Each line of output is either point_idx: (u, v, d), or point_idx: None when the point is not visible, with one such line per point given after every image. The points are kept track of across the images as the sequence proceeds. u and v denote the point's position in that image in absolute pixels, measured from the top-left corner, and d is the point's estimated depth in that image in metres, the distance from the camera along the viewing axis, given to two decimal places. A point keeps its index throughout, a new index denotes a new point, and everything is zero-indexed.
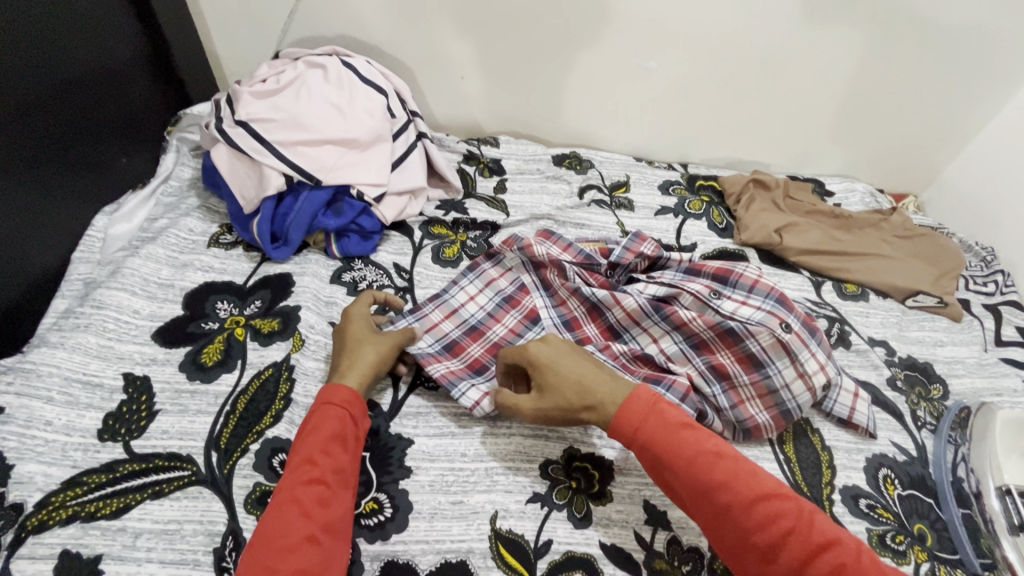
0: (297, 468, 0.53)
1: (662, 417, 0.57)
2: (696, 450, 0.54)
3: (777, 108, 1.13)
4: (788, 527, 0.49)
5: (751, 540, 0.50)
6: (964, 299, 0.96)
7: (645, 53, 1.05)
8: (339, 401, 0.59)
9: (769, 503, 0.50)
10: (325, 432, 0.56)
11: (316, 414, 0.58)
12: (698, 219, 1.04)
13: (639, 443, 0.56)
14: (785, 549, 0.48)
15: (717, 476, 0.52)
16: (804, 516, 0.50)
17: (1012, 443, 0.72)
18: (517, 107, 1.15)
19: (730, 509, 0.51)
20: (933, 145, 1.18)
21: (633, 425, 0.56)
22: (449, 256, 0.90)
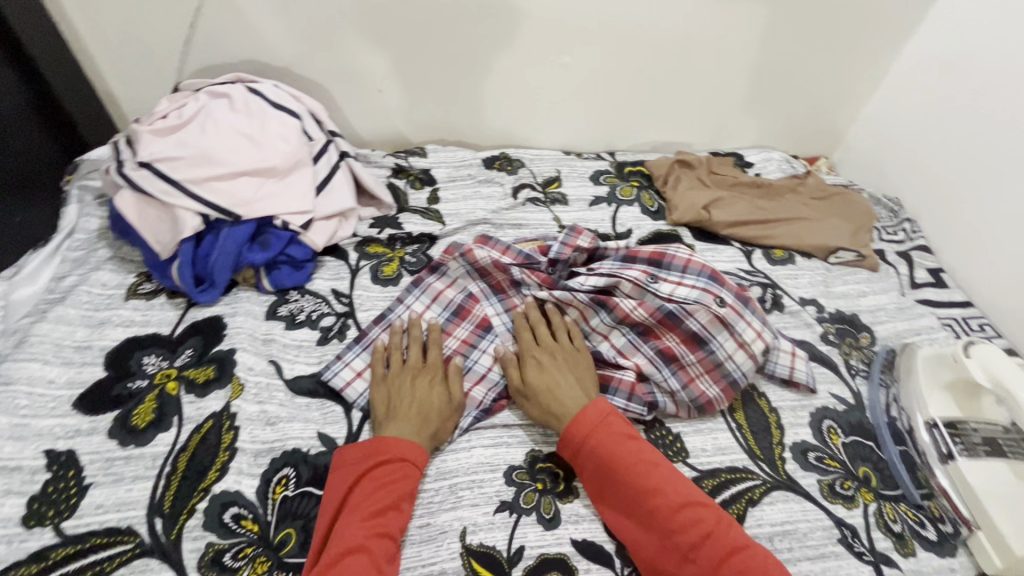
0: (369, 521, 0.55)
1: (610, 428, 0.63)
2: (635, 460, 0.60)
3: (692, 89, 1.17)
4: (707, 531, 0.54)
5: (673, 542, 0.55)
6: (880, 249, 1.03)
7: (558, 49, 1.06)
8: (415, 459, 0.61)
9: (692, 511, 0.56)
10: (400, 489, 0.58)
11: (388, 465, 0.60)
12: (630, 205, 1.06)
13: (586, 450, 0.62)
14: (704, 549, 0.53)
15: (652, 483, 0.58)
16: (721, 524, 0.55)
17: (934, 377, 0.74)
18: (440, 114, 1.14)
19: (659, 513, 0.56)
20: (837, 107, 1.25)
21: (583, 432, 0.62)
22: (388, 274, 0.88)
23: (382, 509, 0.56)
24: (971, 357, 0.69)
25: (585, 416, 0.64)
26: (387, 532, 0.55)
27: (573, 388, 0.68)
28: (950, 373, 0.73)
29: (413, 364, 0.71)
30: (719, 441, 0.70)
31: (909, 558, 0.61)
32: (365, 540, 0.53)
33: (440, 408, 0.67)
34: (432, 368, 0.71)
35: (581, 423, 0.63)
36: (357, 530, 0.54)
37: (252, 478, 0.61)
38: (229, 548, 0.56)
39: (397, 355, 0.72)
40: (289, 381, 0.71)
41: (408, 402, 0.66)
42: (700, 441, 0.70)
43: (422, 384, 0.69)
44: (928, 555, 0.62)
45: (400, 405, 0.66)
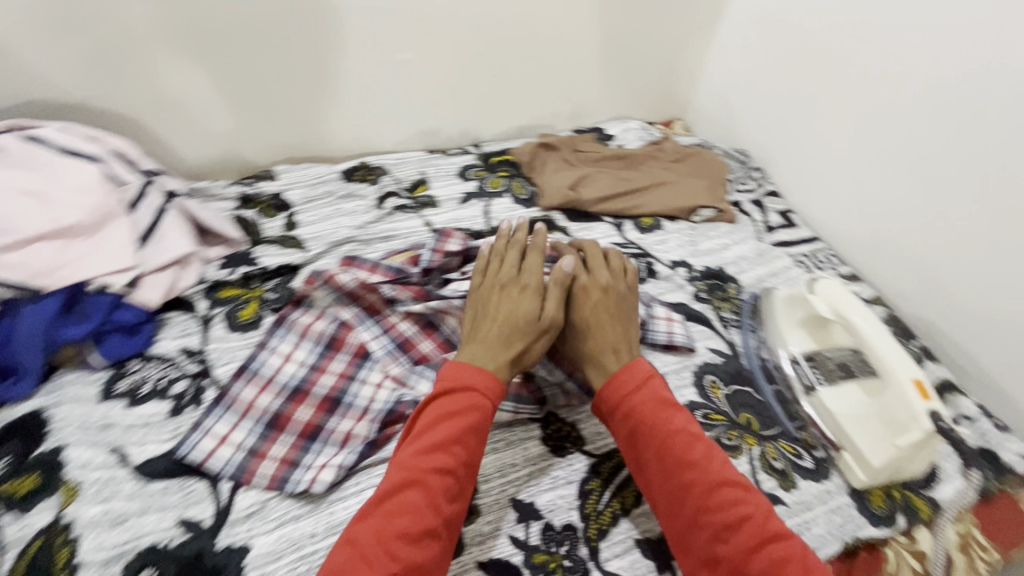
0: (426, 455, 0.54)
1: (650, 394, 0.60)
2: (676, 429, 0.57)
3: (541, 71, 1.18)
4: (746, 514, 0.52)
5: (704, 520, 0.53)
6: (736, 200, 1.09)
7: (394, 45, 1.01)
8: (486, 390, 0.59)
9: (731, 491, 0.54)
10: (466, 421, 0.56)
11: (461, 393, 0.58)
12: (501, 196, 1.04)
13: (625, 412, 0.60)
14: (741, 533, 0.51)
15: (694, 455, 0.56)
16: (762, 509, 0.53)
17: (790, 318, 0.79)
18: (283, 131, 1.06)
19: (695, 489, 0.54)
20: (680, 71, 1.31)
21: (622, 393, 0.61)
22: (246, 318, 0.79)
23: (459, 439, 0.55)
24: (814, 295, 0.75)
25: (627, 374, 0.62)
26: (445, 469, 0.54)
27: (609, 323, 0.68)
28: (803, 310, 0.78)
29: (511, 278, 0.70)
30: None
31: (792, 491, 0.66)
32: (420, 482, 0.53)
33: (528, 329, 0.65)
34: (523, 284, 0.69)
35: (625, 377, 0.62)
36: (413, 466, 0.54)
37: None
38: None
39: (495, 265, 0.72)
40: (137, 467, 0.62)
41: (507, 314, 0.66)
42: (594, 425, 0.70)
43: (512, 300, 0.67)
44: (808, 483, 0.67)
45: (507, 323, 0.65)
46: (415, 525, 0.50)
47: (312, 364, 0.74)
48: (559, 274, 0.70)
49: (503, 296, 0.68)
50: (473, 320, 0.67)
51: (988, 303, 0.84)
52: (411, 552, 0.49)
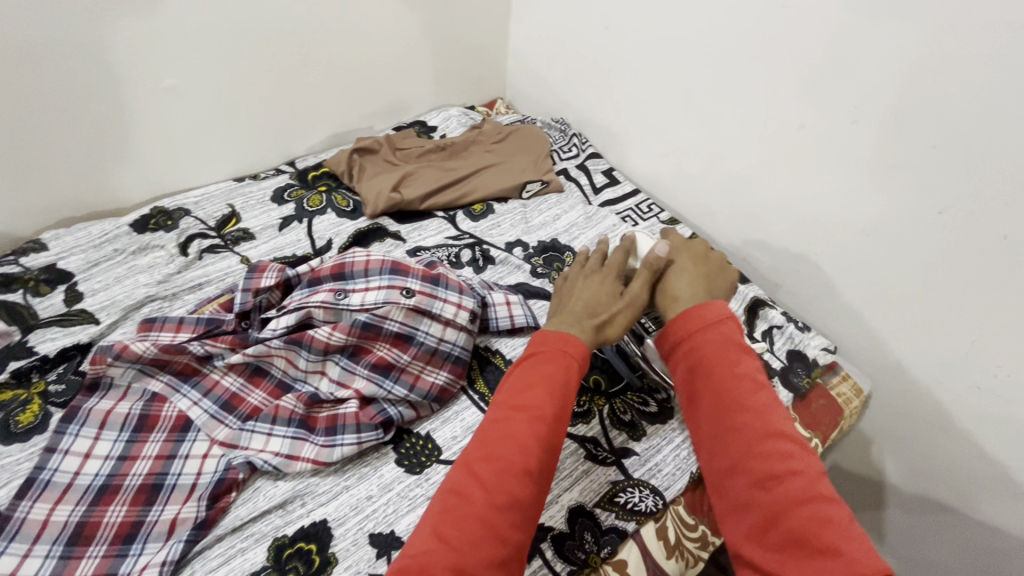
0: (514, 405, 0.49)
1: (722, 333, 0.53)
2: (740, 371, 0.50)
3: (340, 73, 1.10)
4: (794, 469, 0.45)
5: (750, 463, 0.46)
6: (561, 169, 1.12)
7: (153, 73, 0.89)
8: (572, 351, 0.52)
9: (785, 444, 0.46)
10: (555, 375, 0.50)
11: (543, 352, 0.52)
12: (323, 214, 0.98)
13: (690, 348, 0.53)
14: (786, 484, 0.44)
15: (755, 401, 0.48)
16: (811, 470, 0.45)
17: None
18: (43, 192, 0.90)
19: (747, 433, 0.47)
20: (488, 49, 1.30)
21: (687, 330, 0.53)
22: (26, 422, 0.67)
23: (550, 388, 0.49)
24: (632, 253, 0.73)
25: (700, 310, 0.54)
26: (545, 413, 0.48)
27: (689, 276, 0.61)
28: None
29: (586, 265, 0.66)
30: (466, 420, 0.70)
31: (641, 439, 0.69)
32: (514, 426, 0.47)
33: (608, 298, 0.60)
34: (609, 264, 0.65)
35: (690, 318, 0.54)
36: (504, 414, 0.48)
37: None
38: None
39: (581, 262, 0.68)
40: None
41: (595, 288, 0.61)
42: (449, 431, 0.69)
43: (588, 278, 0.62)
44: (654, 427, 0.71)
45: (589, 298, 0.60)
46: (512, 471, 0.45)
47: (119, 455, 0.64)
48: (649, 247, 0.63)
49: (578, 275, 0.64)
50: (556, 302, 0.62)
51: (778, 221, 0.91)
52: (510, 496, 0.44)
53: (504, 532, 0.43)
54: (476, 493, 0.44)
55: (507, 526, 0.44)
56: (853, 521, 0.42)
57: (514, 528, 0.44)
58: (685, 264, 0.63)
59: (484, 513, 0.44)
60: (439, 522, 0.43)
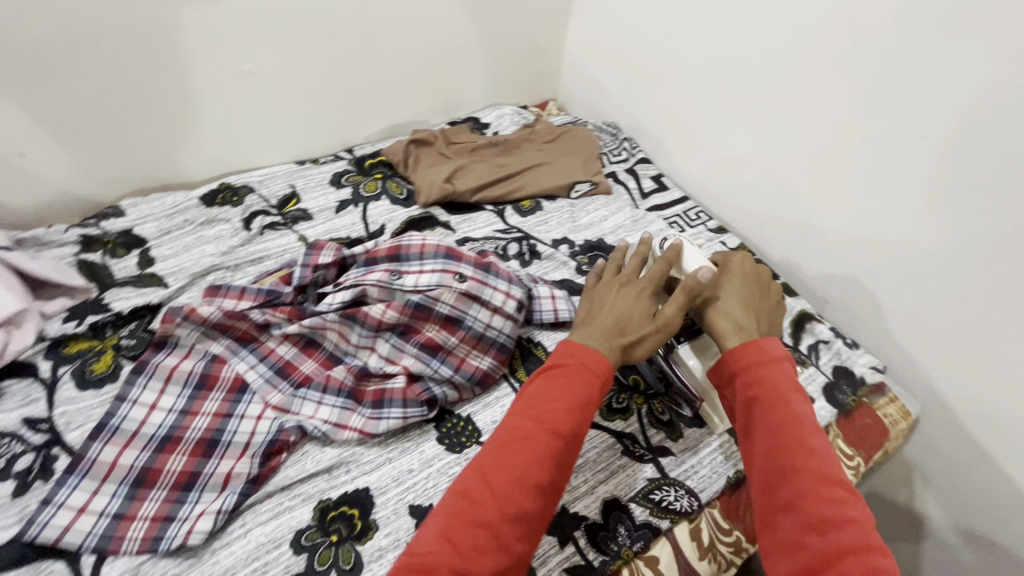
0: (532, 418, 0.49)
1: (784, 370, 0.51)
2: (799, 411, 0.48)
3: (401, 66, 1.14)
4: (850, 516, 0.42)
5: (802, 504, 0.44)
6: (611, 172, 1.13)
7: (233, 57, 0.95)
8: (596, 370, 0.52)
9: (841, 491, 0.44)
10: (574, 392, 0.51)
11: (566, 369, 0.52)
12: (377, 200, 1.01)
13: (749, 382, 0.51)
14: (841, 530, 0.41)
15: (811, 443, 0.47)
16: (864, 519, 0.43)
17: None
18: (125, 163, 0.97)
19: (804, 474, 0.45)
20: (544, 51, 1.32)
21: (745, 363, 0.52)
22: (100, 372, 0.72)
23: (573, 406, 0.50)
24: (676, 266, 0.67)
25: (749, 348, 0.53)
26: (565, 429, 0.49)
27: (738, 300, 0.60)
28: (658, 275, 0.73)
29: (621, 276, 0.64)
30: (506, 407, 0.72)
31: (679, 440, 0.69)
32: (535, 439, 0.48)
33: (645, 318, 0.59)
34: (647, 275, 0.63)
35: (750, 351, 0.53)
36: (525, 424, 0.49)
37: None
38: None
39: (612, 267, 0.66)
40: None
41: (633, 302, 0.60)
42: (489, 415, 0.71)
43: (625, 293, 0.61)
44: (693, 431, 0.71)
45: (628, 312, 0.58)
46: (525, 484, 0.46)
47: (182, 409, 0.68)
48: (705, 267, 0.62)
49: (612, 287, 0.63)
50: (587, 315, 0.61)
51: (830, 236, 0.90)
52: (518, 508, 0.45)
53: (507, 541, 0.44)
54: (489, 501, 0.45)
55: (516, 536, 0.45)
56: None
57: (519, 540, 0.45)
58: (734, 288, 0.61)
59: (493, 519, 0.44)
60: (451, 525, 0.44)
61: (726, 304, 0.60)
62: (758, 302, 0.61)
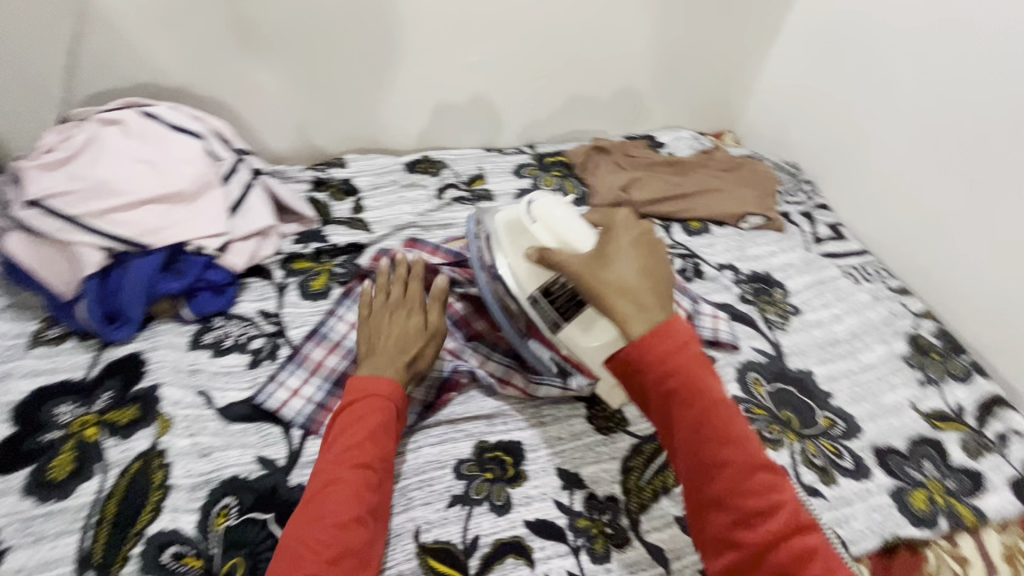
0: (346, 453, 0.57)
1: (691, 356, 0.52)
2: (720, 401, 0.51)
3: (597, 79, 1.23)
4: (774, 501, 0.48)
5: (736, 501, 0.49)
6: (785, 211, 1.10)
7: (464, 48, 1.09)
8: (386, 396, 0.62)
9: (766, 475, 0.49)
10: (369, 425, 0.59)
11: (356, 404, 0.61)
12: (553, 194, 1.09)
13: (665, 378, 0.52)
14: (768, 520, 0.48)
15: (735, 434, 0.51)
16: (780, 499, 0.49)
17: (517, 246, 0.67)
18: (355, 124, 1.14)
19: (732, 469, 0.49)
20: (732, 84, 1.34)
21: (660, 357, 0.52)
22: (317, 288, 0.86)
23: (370, 436, 0.58)
24: (535, 224, 0.66)
25: (670, 329, 0.53)
26: (394, 404, 0.62)
27: (636, 262, 0.59)
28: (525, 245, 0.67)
29: (412, 296, 0.73)
30: None
31: (832, 486, 0.68)
32: (372, 411, 0.60)
33: (419, 334, 0.69)
34: (410, 300, 0.73)
35: (659, 340, 0.53)
36: (363, 406, 0.60)
37: (190, 513, 0.59)
38: None
39: (378, 300, 0.73)
40: (221, 410, 0.69)
41: (388, 335, 0.68)
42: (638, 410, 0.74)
43: (399, 323, 0.70)
44: (847, 481, 0.68)
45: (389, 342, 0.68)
46: (373, 440, 0.58)
47: None
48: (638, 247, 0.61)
49: (389, 319, 0.70)
50: (369, 342, 0.69)
51: None
52: (369, 459, 0.57)
53: (370, 478, 0.56)
54: (354, 451, 0.57)
55: (380, 476, 0.57)
56: (823, 544, 0.48)
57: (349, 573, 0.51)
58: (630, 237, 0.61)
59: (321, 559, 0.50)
60: (337, 475, 0.55)
61: (628, 266, 0.59)
62: (655, 258, 0.60)
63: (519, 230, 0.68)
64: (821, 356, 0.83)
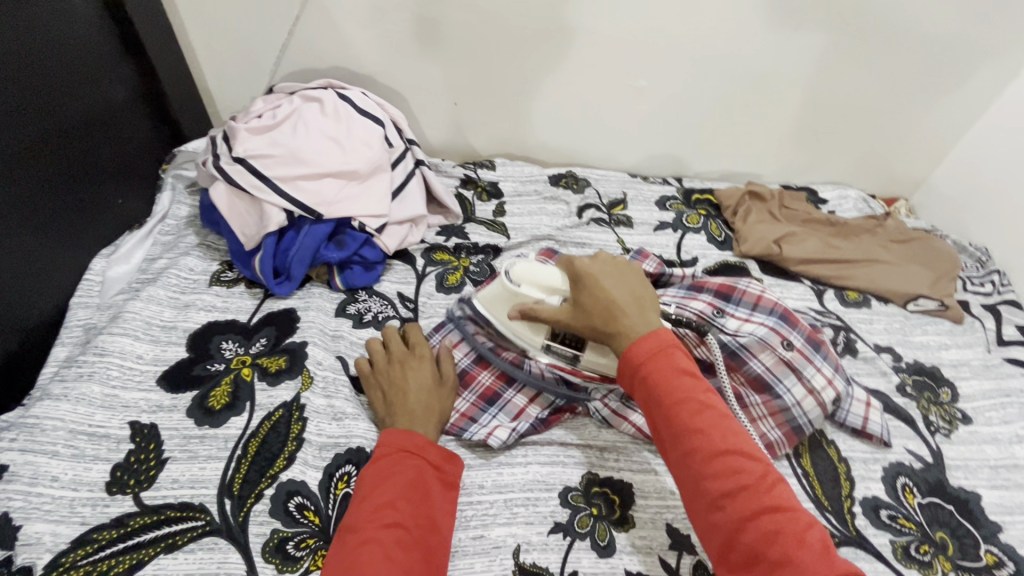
0: (379, 514, 0.53)
1: (671, 358, 0.53)
2: (685, 398, 0.50)
3: (764, 121, 1.16)
4: (743, 483, 0.46)
5: (704, 485, 0.48)
6: (963, 300, 0.98)
7: (634, 73, 1.07)
8: (417, 448, 0.60)
9: (735, 460, 0.48)
10: (404, 478, 0.57)
11: (397, 456, 0.59)
12: (697, 233, 1.05)
13: (640, 381, 0.53)
14: (736, 500, 0.46)
15: (701, 422, 0.49)
16: (766, 479, 0.47)
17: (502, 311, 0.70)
18: (511, 130, 1.18)
19: (696, 457, 0.48)
20: (918, 148, 1.21)
21: (642, 357, 0.53)
22: (452, 282, 0.89)
23: (404, 491, 0.56)
24: (520, 287, 0.67)
25: (638, 343, 0.54)
26: (428, 459, 0.60)
27: (622, 283, 0.61)
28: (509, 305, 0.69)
29: (416, 353, 0.71)
30: None
31: None
32: (407, 466, 0.58)
33: (436, 394, 0.67)
34: (417, 358, 0.70)
35: (641, 344, 0.54)
36: (395, 460, 0.58)
37: (315, 471, 0.64)
38: (292, 537, 0.58)
39: (382, 353, 0.71)
40: (353, 378, 0.74)
41: (406, 392, 0.66)
42: None
43: (418, 374, 0.68)
44: None
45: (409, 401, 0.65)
46: (409, 494, 0.56)
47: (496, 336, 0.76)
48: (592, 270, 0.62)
49: (406, 371, 0.68)
50: (385, 401, 0.66)
51: None
52: (400, 518, 0.54)
53: (403, 536, 0.52)
54: (387, 509, 0.54)
55: (416, 534, 0.53)
56: (805, 526, 0.45)
57: None
58: (606, 265, 0.63)
59: None
60: (375, 534, 0.51)
61: (614, 286, 0.60)
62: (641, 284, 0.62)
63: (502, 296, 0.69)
64: (992, 479, 0.71)
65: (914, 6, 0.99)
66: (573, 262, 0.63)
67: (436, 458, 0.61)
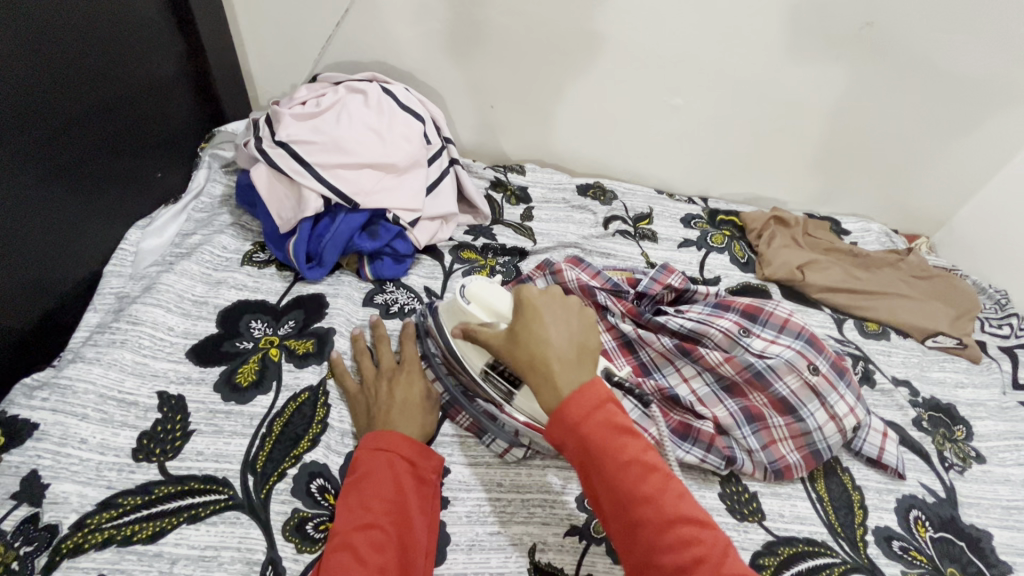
0: (351, 517, 0.54)
1: (609, 417, 0.49)
2: (628, 459, 0.47)
3: (794, 149, 1.18)
4: (700, 556, 0.44)
5: (655, 560, 0.44)
6: (980, 340, 0.99)
7: (670, 91, 1.09)
8: (390, 446, 0.60)
9: (686, 529, 0.45)
10: (377, 477, 0.57)
11: (371, 454, 0.59)
12: (721, 253, 1.06)
13: (573, 439, 0.49)
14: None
15: (648, 490, 0.46)
16: (718, 547, 0.45)
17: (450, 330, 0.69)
18: (543, 138, 1.19)
19: (646, 528, 0.45)
20: (944, 188, 1.22)
21: (576, 417, 0.49)
22: None
23: (375, 494, 0.56)
24: (471, 305, 0.66)
25: (576, 399, 0.49)
26: (400, 455, 0.60)
27: (563, 325, 0.56)
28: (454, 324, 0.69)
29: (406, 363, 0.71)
30: (797, 509, 0.68)
31: None
32: (378, 466, 0.58)
33: (421, 404, 0.67)
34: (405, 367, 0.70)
35: (575, 404, 0.49)
36: (368, 461, 0.59)
37: (338, 455, 0.64)
38: (312, 519, 0.59)
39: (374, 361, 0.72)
40: None
41: (392, 400, 0.65)
42: (777, 505, 0.68)
43: (406, 389, 0.67)
44: None
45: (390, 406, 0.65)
46: (383, 495, 0.56)
47: None
48: (531, 312, 0.57)
49: (394, 385, 0.67)
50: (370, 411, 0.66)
51: None
52: (375, 518, 0.54)
53: (377, 537, 0.53)
54: (360, 512, 0.55)
55: (392, 533, 0.54)
56: None
57: None
58: (551, 303, 0.58)
59: None
60: (348, 538, 0.52)
61: (556, 332, 0.55)
62: (588, 335, 0.57)
63: (453, 313, 0.68)
64: (1004, 520, 0.72)
65: (951, 48, 1.00)
66: (524, 293, 0.58)
67: (413, 453, 0.61)
